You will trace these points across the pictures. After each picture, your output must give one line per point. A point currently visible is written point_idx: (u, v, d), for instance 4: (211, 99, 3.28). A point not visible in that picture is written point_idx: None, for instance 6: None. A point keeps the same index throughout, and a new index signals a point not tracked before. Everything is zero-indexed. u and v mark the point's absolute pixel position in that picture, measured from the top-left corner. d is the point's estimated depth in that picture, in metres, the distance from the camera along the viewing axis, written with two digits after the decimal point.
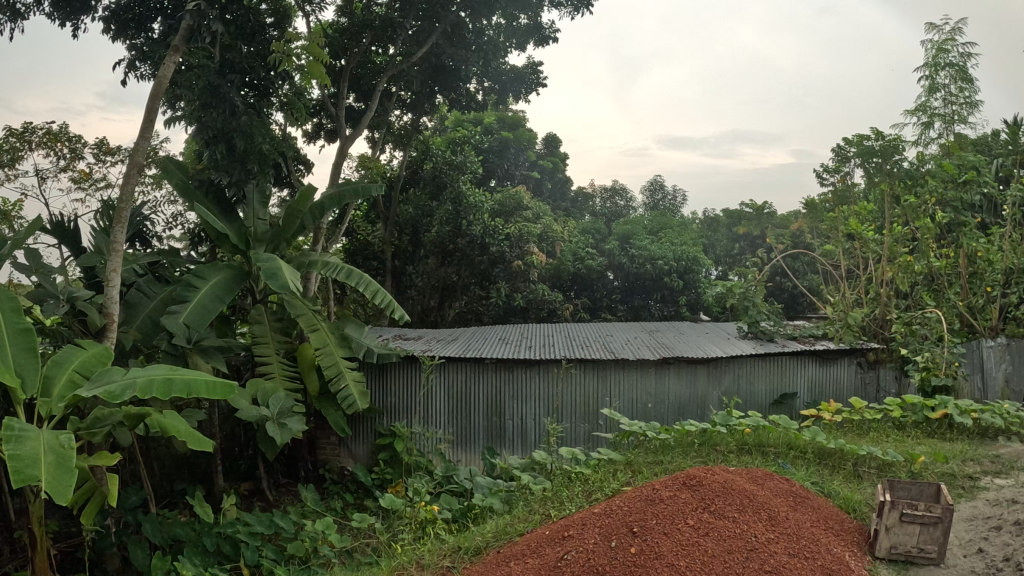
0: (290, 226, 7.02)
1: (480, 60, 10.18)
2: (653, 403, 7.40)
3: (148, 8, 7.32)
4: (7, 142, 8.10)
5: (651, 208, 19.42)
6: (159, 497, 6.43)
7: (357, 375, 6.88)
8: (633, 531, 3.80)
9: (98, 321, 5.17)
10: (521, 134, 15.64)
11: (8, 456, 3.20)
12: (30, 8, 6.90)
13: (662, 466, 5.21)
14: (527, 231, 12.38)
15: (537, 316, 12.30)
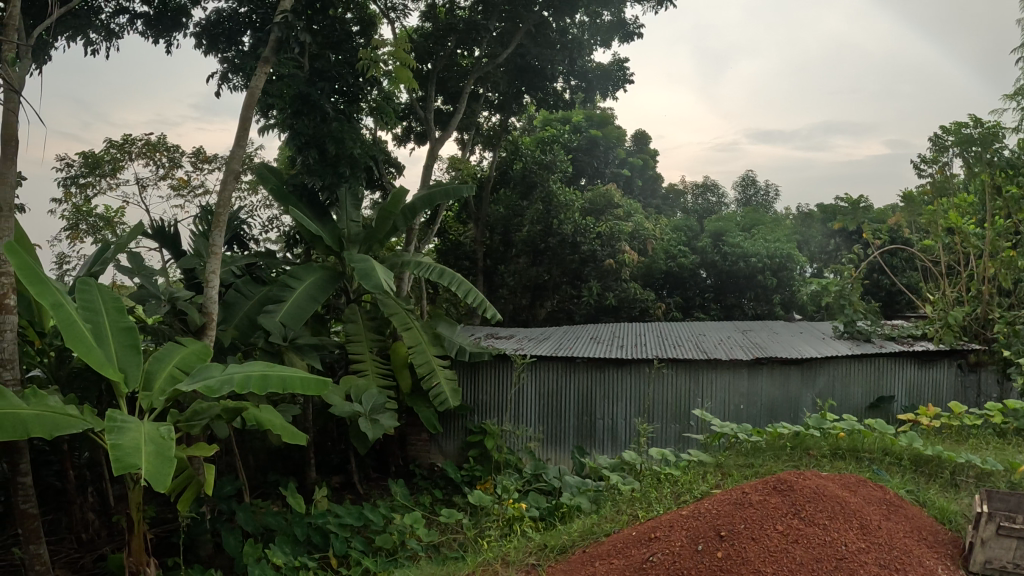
0: (383, 228, 7.21)
1: (566, 58, 10.10)
2: (746, 404, 7.17)
3: (237, 23, 7.67)
4: (111, 154, 9.63)
5: (745, 204, 18.90)
6: (257, 488, 6.73)
7: (449, 373, 6.99)
8: (721, 535, 3.68)
9: (198, 320, 5.47)
10: (610, 131, 15.51)
11: (112, 445, 3.42)
12: (125, 27, 7.29)
13: (753, 470, 5.05)
14: (618, 229, 12.25)
15: (628, 315, 12.34)
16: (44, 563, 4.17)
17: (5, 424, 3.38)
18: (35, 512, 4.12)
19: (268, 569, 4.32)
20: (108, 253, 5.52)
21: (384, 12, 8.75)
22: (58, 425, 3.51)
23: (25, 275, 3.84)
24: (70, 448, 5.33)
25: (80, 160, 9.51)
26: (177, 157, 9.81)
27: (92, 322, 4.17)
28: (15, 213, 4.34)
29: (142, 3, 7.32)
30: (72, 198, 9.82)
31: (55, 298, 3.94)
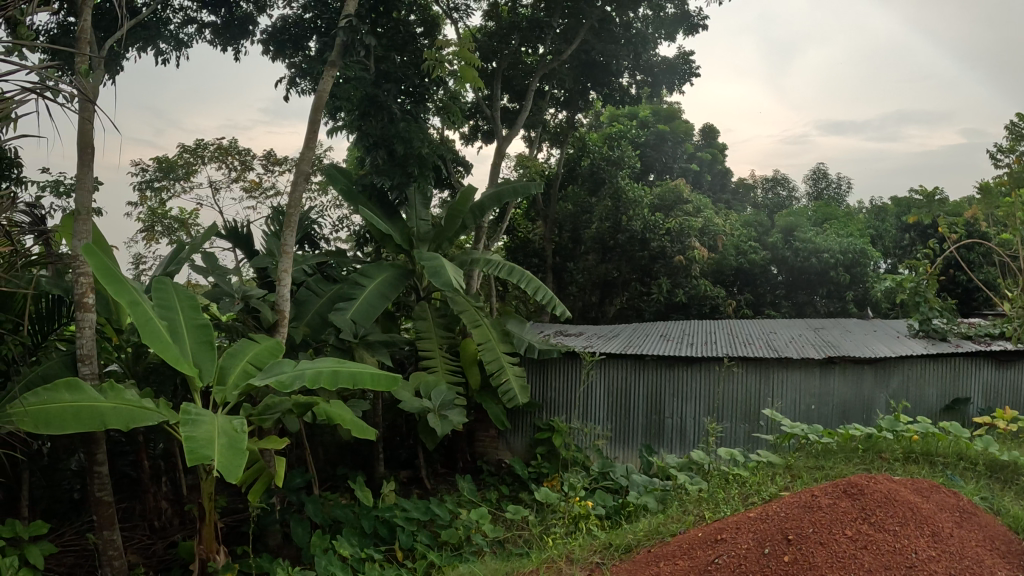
0: (452, 226, 7.27)
1: (631, 53, 10.00)
2: (817, 405, 6.96)
3: (303, 28, 7.87)
4: (185, 158, 10.08)
5: (817, 198, 18.34)
6: (326, 480, 6.92)
7: (517, 369, 7.02)
8: (788, 539, 3.57)
9: (271, 317, 5.66)
10: (678, 125, 15.29)
11: (187, 437, 3.57)
12: (193, 37, 7.55)
13: (824, 472, 4.90)
14: (688, 225, 11.95)
15: (699, 313, 12.07)
16: (117, 549, 4.40)
17: (85, 415, 3.58)
18: (110, 499, 4.34)
19: (334, 559, 4.44)
20: (184, 253, 5.78)
21: (446, 12, 8.84)
22: (135, 417, 3.70)
23: (104, 275, 4.05)
24: (145, 439, 5.60)
25: (154, 164, 10.04)
26: (248, 160, 10.20)
27: (166, 320, 4.38)
28: (93, 216, 4.58)
29: (209, 13, 7.54)
30: (148, 202, 10.35)
31: (132, 296, 4.15)
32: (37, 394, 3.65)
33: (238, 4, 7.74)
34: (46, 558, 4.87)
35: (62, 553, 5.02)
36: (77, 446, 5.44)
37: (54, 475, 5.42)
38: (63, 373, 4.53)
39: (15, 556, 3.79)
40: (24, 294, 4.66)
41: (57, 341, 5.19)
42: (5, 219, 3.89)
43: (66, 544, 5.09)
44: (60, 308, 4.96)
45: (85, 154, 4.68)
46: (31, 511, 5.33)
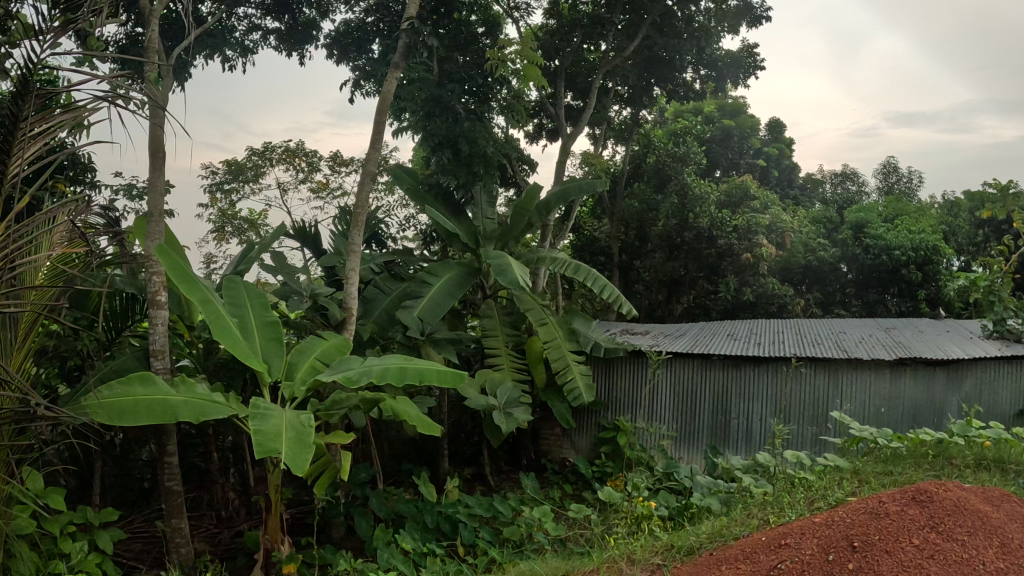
0: (518, 224, 7.29)
1: (694, 47, 9.84)
2: (887, 408, 6.69)
3: (367, 31, 7.99)
4: (254, 161, 10.45)
5: (887, 194, 17.74)
6: (391, 475, 7.06)
7: (583, 368, 6.98)
8: (854, 546, 3.45)
9: (338, 315, 5.82)
10: (744, 120, 14.99)
11: (257, 431, 3.70)
12: (258, 43, 7.75)
13: (893, 478, 4.74)
14: (755, 222, 11.84)
15: (766, 312, 11.94)
16: (184, 536, 4.58)
17: (157, 408, 3.75)
18: (178, 489, 4.54)
19: (397, 553, 4.53)
20: (253, 253, 6.00)
21: (507, 12, 8.88)
22: (204, 411, 3.85)
23: (176, 274, 4.24)
24: (214, 431, 5.81)
25: (224, 167, 10.52)
26: (315, 162, 10.50)
27: (237, 317, 4.57)
28: (165, 217, 4.78)
29: (274, 20, 7.75)
30: (219, 203, 10.78)
31: (203, 295, 4.34)
32: (111, 387, 3.83)
33: (301, 10, 7.90)
34: (118, 544, 5.10)
35: (132, 539, 5.24)
36: (148, 437, 5.68)
37: (126, 465, 5.66)
38: (137, 367, 4.80)
39: (85, 542, 3.99)
40: (101, 292, 4.91)
41: (131, 337, 5.45)
42: (81, 221, 4.10)
43: (136, 530, 5.32)
44: (133, 306, 5.21)
45: (157, 158, 4.92)
46: (105, 498, 5.58)
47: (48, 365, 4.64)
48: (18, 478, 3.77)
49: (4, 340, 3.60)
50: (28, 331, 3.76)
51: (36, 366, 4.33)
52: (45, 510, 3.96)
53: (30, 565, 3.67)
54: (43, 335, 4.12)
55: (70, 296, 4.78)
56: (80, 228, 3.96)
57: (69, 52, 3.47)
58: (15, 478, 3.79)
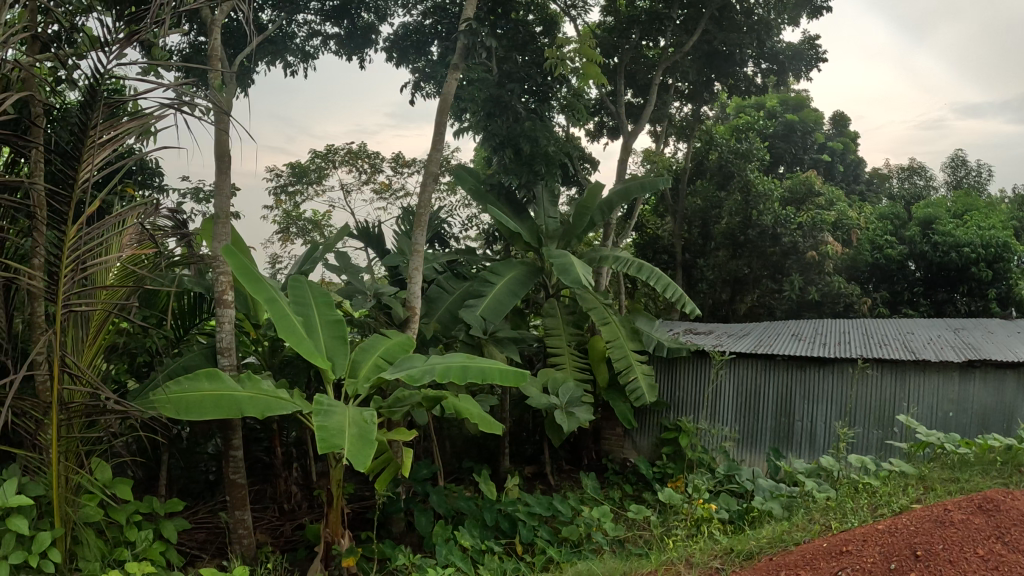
0: (581, 223, 7.27)
1: (754, 41, 9.79)
2: (955, 412, 6.36)
3: (424, 34, 8.13)
4: (318, 163, 10.76)
5: (955, 188, 16.97)
6: (452, 472, 7.14)
7: (645, 368, 6.91)
8: (916, 554, 3.34)
9: (402, 313, 5.93)
10: (807, 114, 14.57)
11: (321, 427, 3.79)
12: (318, 48, 7.92)
13: (959, 485, 4.57)
14: (821, 219, 11.61)
15: (832, 310, 11.80)
16: (247, 528, 4.73)
17: (224, 403, 3.90)
18: (242, 482, 4.70)
19: (455, 550, 4.58)
20: (318, 254, 6.16)
21: (564, 10, 8.85)
22: (269, 406, 3.99)
23: (243, 274, 4.39)
24: (278, 426, 5.99)
25: (288, 170, 10.81)
26: (377, 163, 10.72)
27: (302, 316, 4.70)
28: (231, 219, 4.95)
29: (333, 25, 7.89)
30: (284, 205, 11.12)
31: (269, 294, 4.48)
32: (179, 383, 3.99)
33: (360, 15, 8.03)
34: (182, 534, 5.26)
35: (196, 529, 5.42)
36: (213, 432, 5.88)
37: (192, 457, 5.87)
38: (204, 363, 4.98)
39: (152, 531, 4.15)
40: (169, 292, 5.11)
41: (199, 334, 5.65)
42: (150, 223, 4.29)
43: (201, 521, 5.50)
44: (200, 304, 5.41)
45: (222, 162, 5.10)
46: (171, 489, 5.80)
47: (118, 361, 4.84)
48: (87, 469, 3.96)
49: (75, 338, 3.82)
50: (99, 328, 3.95)
51: (106, 363, 4.53)
52: (112, 500, 4.14)
53: (95, 551, 3.86)
54: (114, 332, 4.31)
55: (140, 296, 4.99)
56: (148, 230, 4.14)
57: (133, 62, 3.70)
58: (85, 468, 3.99)
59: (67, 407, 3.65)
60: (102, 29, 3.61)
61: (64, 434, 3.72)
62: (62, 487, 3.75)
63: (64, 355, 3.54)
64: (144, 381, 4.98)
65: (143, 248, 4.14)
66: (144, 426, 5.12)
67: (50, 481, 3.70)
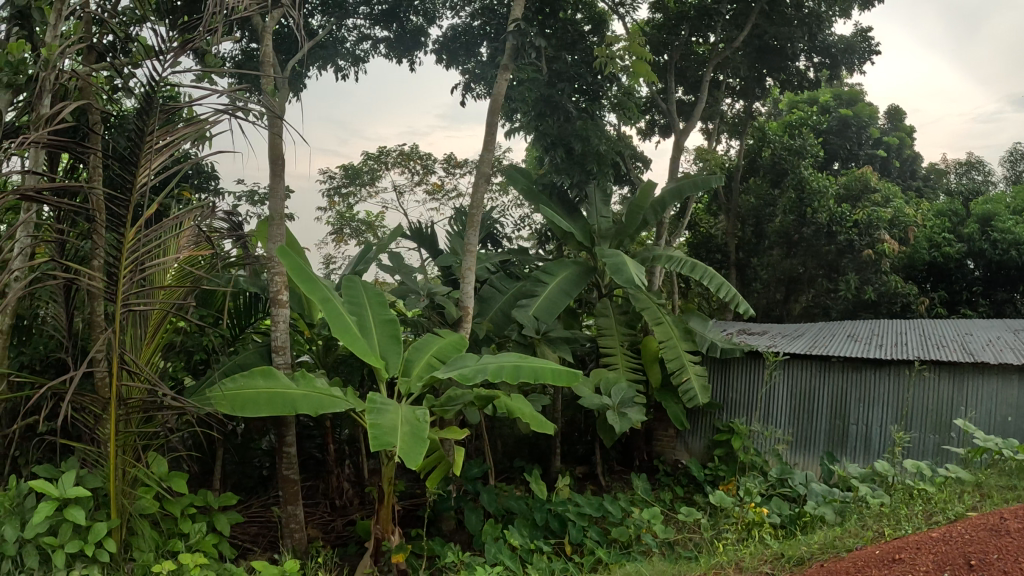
0: (633, 222, 7.21)
1: (806, 34, 9.62)
2: (1016, 417, 6.06)
3: (474, 35, 8.22)
4: (371, 165, 10.96)
5: (1016, 183, 16.31)
6: (502, 472, 7.17)
7: (699, 369, 6.82)
8: (971, 564, 3.28)
9: (455, 313, 5.98)
10: (862, 108, 14.16)
11: (374, 425, 3.85)
12: (369, 52, 8.05)
13: (1018, 494, 4.46)
14: (877, 216, 11.16)
15: (889, 311, 11.30)
16: (298, 523, 4.85)
17: (278, 401, 3.99)
18: (294, 477, 4.81)
19: (504, 549, 4.61)
20: (371, 254, 6.25)
21: (613, 8, 8.80)
22: (323, 404, 4.08)
23: (297, 275, 4.50)
24: (331, 424, 6.11)
25: (341, 172, 11.01)
26: (429, 164, 10.85)
27: (356, 315, 4.79)
28: (285, 221, 5.07)
29: (382, 29, 8.00)
30: (338, 206, 11.35)
31: (323, 294, 4.58)
32: (235, 380, 4.10)
33: (409, 19, 8.11)
34: (235, 527, 5.40)
35: (249, 523, 5.56)
36: (267, 428, 6.02)
37: (246, 453, 6.02)
38: (259, 362, 5.11)
39: (205, 523, 4.29)
40: (225, 292, 5.26)
41: (256, 333, 5.79)
42: (207, 225, 4.43)
43: (254, 515, 5.65)
44: (256, 304, 5.55)
45: (276, 165, 5.23)
46: (225, 484, 5.96)
47: (176, 359, 5.01)
48: (144, 463, 4.11)
49: (134, 337, 3.97)
50: (157, 327, 4.10)
51: (164, 360, 4.68)
52: (167, 492, 4.28)
53: (149, 541, 4.01)
54: (172, 331, 4.47)
55: (198, 296, 5.15)
56: (205, 232, 4.28)
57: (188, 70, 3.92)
58: (142, 462, 4.14)
59: (125, 403, 3.81)
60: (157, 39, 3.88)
61: (123, 429, 3.88)
62: (119, 480, 3.91)
63: (123, 353, 3.69)
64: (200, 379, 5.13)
65: (200, 250, 4.28)
66: (200, 421, 5.28)
67: (108, 473, 3.86)
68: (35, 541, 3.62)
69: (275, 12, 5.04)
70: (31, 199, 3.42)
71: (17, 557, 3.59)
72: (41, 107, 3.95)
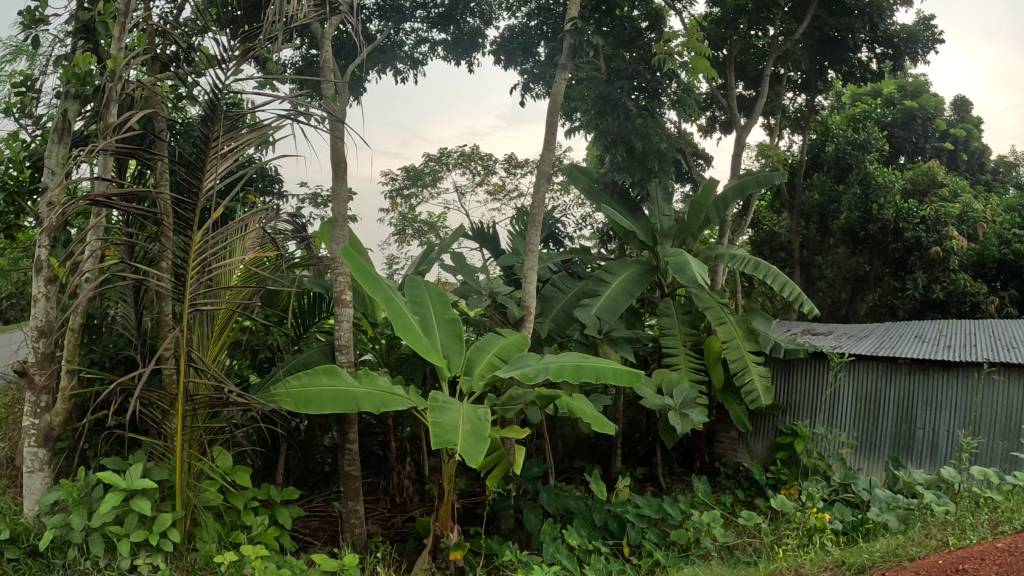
0: (696, 220, 7.12)
1: (867, 24, 9.38)
2: None
3: (531, 36, 8.22)
4: (432, 167, 11.08)
5: None
6: (562, 472, 7.18)
7: (762, 369, 6.70)
8: None
9: (517, 313, 6.01)
10: (928, 99, 13.67)
11: (436, 423, 3.90)
12: (427, 55, 8.12)
13: None
14: (945, 212, 10.75)
15: (958, 311, 10.87)
16: (358, 518, 4.94)
17: (341, 399, 4.08)
18: (355, 473, 4.90)
19: (562, 549, 4.62)
20: (434, 254, 6.32)
21: (669, 3, 8.70)
22: (385, 402, 4.15)
23: (361, 275, 4.58)
24: (393, 421, 6.21)
25: (404, 174, 11.15)
26: (490, 165, 10.91)
27: (419, 315, 4.86)
28: (348, 222, 5.15)
29: (440, 31, 8.06)
30: (400, 207, 11.51)
31: (386, 294, 4.65)
32: (300, 378, 4.20)
33: (466, 21, 8.16)
34: (297, 520, 5.54)
35: (310, 517, 5.68)
36: (330, 425, 6.15)
37: (310, 449, 6.17)
38: (323, 360, 5.22)
39: (268, 517, 4.41)
40: (290, 292, 5.39)
41: (320, 332, 5.91)
42: (272, 227, 4.55)
43: (315, 509, 5.77)
44: (319, 304, 5.66)
45: (339, 168, 5.34)
46: (289, 479, 6.11)
47: (242, 357, 5.16)
48: (210, 456, 4.23)
49: (201, 336, 4.11)
50: (224, 326, 4.23)
51: (231, 358, 4.82)
52: (231, 486, 4.41)
53: (213, 533, 4.13)
54: (238, 330, 4.60)
55: (263, 295, 5.29)
56: (269, 234, 4.39)
57: (250, 77, 4.06)
58: (208, 456, 4.27)
59: (192, 399, 3.95)
60: (219, 49, 4.04)
61: (189, 423, 4.02)
62: (185, 473, 4.06)
63: (191, 352, 3.82)
64: (265, 376, 5.27)
65: (264, 251, 4.40)
66: (265, 417, 5.41)
67: (174, 466, 4.01)
68: (101, 530, 3.82)
69: (335, 18, 5.14)
70: (101, 205, 3.59)
71: (83, 544, 3.79)
72: (109, 116, 4.23)
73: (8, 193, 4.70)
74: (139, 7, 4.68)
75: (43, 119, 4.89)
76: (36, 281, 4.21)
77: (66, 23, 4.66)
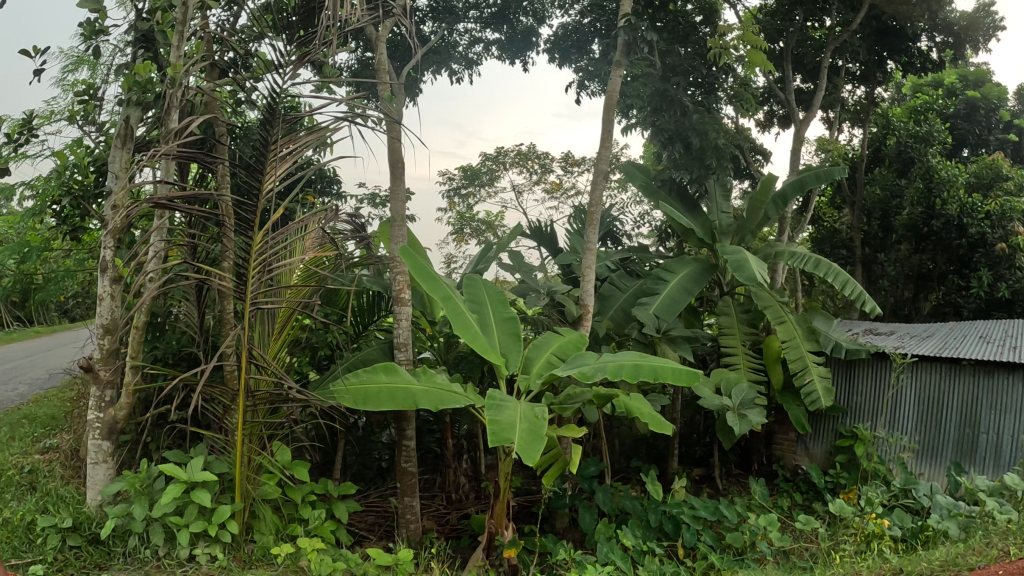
0: (755, 217, 7.00)
1: (927, 12, 9.10)
2: None
3: (585, 32, 8.12)
4: (489, 166, 11.14)
5: None
6: (618, 471, 7.14)
7: (823, 369, 6.55)
8: None
9: (574, 310, 5.99)
10: (991, 88, 13.14)
11: (491, 421, 3.92)
12: (481, 55, 8.17)
13: None
14: (1011, 206, 10.29)
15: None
16: (414, 514, 5.00)
17: (401, 396, 4.13)
18: (412, 470, 4.97)
19: (616, 549, 4.60)
20: (491, 253, 6.35)
21: None
22: (442, 399, 4.19)
23: (419, 274, 4.63)
24: (450, 419, 6.26)
25: (460, 174, 11.23)
26: (547, 163, 10.91)
27: (476, 313, 4.89)
28: (406, 222, 5.21)
29: (494, 30, 8.12)
30: (457, 207, 11.59)
31: (445, 293, 4.69)
32: (358, 375, 4.27)
33: (519, 19, 8.20)
34: (353, 515, 5.63)
35: (366, 512, 5.77)
36: (387, 422, 6.23)
37: (367, 445, 6.27)
38: (381, 357, 5.30)
39: (324, 510, 4.50)
40: (348, 291, 5.49)
41: (378, 331, 5.98)
42: (331, 227, 4.63)
43: (371, 505, 5.86)
44: (378, 303, 5.76)
45: (396, 168, 5.39)
46: (346, 474, 6.21)
47: (301, 354, 5.27)
48: (269, 451, 4.34)
49: (262, 333, 4.21)
50: (284, 324, 4.32)
51: (291, 356, 4.93)
52: (290, 481, 4.50)
53: (270, 525, 4.23)
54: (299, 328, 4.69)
55: (324, 294, 5.41)
56: (329, 234, 4.47)
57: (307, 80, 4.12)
58: (268, 450, 4.37)
59: (253, 395, 4.05)
60: (277, 54, 4.12)
61: (249, 419, 4.12)
62: (245, 466, 4.17)
63: (252, 349, 3.92)
64: (324, 373, 5.37)
65: (324, 251, 4.49)
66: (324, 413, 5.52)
67: (234, 460, 4.12)
68: (162, 520, 3.95)
69: (389, 20, 5.18)
70: (164, 207, 3.69)
71: (144, 534, 3.92)
72: (170, 122, 4.34)
73: (73, 197, 4.90)
74: (197, 14, 4.81)
75: (108, 125, 5.07)
76: (102, 281, 4.37)
77: (125, 33, 4.83)
